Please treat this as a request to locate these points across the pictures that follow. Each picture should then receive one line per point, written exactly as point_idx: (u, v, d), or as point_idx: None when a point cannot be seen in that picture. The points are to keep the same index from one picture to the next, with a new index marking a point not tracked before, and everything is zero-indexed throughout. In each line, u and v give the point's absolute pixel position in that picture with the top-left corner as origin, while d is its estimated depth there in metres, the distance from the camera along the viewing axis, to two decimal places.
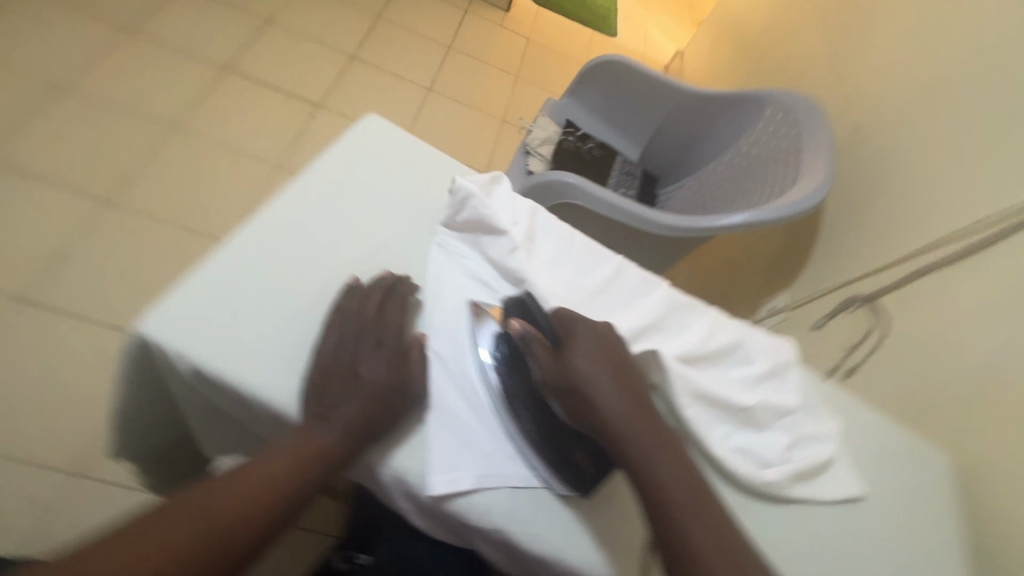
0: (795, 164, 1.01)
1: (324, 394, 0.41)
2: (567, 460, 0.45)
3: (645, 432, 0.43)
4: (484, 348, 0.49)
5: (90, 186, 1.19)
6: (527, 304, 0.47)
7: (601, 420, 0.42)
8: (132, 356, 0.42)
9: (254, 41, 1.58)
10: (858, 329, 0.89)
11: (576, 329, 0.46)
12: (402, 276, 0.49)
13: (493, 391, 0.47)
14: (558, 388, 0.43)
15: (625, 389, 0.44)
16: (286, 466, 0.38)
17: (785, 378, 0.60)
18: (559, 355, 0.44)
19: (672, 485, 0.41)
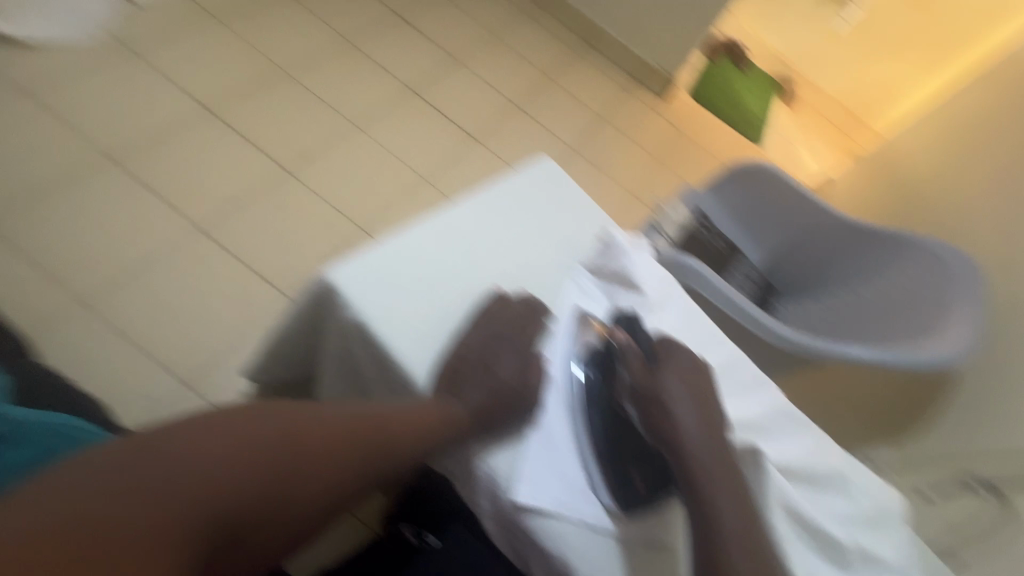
0: (936, 321, 0.96)
1: (460, 377, 0.49)
2: (625, 474, 0.47)
3: (713, 461, 0.46)
4: (576, 353, 0.52)
5: (278, 155, 1.40)
6: (633, 325, 0.53)
7: (675, 436, 0.47)
8: (313, 293, 0.50)
9: (438, 70, 1.79)
10: (968, 515, 0.81)
11: (674, 354, 0.50)
12: (535, 301, 0.53)
13: (576, 393, 0.50)
14: (644, 399, 0.48)
15: (704, 418, 0.48)
16: (414, 427, 0.46)
17: (884, 528, 0.56)
18: (654, 370, 0.49)
19: (727, 515, 0.44)
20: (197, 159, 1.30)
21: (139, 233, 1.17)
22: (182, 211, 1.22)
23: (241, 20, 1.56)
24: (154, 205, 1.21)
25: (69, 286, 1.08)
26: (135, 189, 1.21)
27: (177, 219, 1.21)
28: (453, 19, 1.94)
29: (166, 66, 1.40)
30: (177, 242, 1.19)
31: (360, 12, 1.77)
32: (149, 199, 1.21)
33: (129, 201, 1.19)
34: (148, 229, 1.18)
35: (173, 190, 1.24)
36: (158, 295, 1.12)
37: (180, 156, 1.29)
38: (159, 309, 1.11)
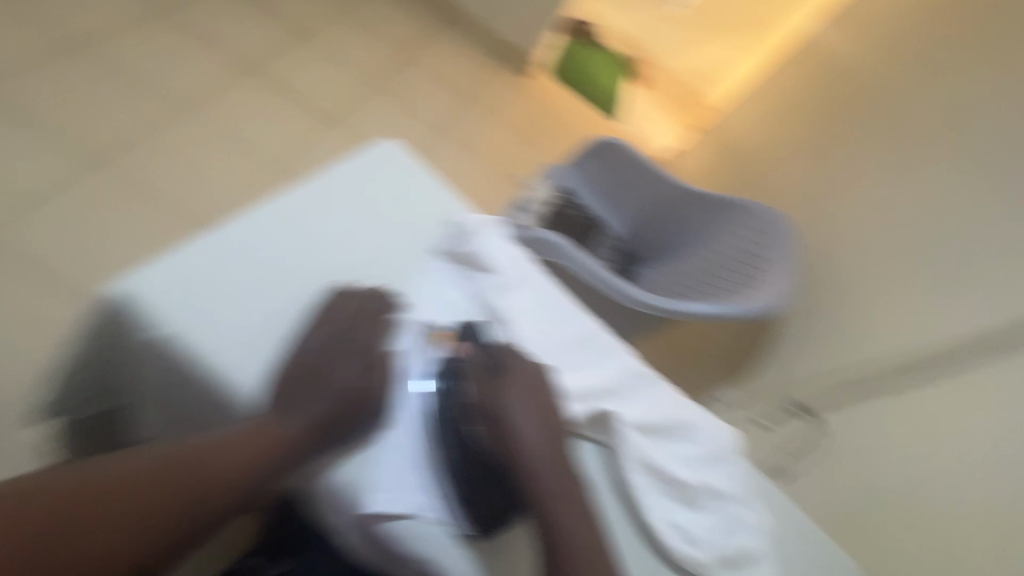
0: (762, 274, 1.11)
1: (298, 384, 0.43)
2: (475, 496, 0.46)
3: (554, 473, 0.46)
4: (422, 369, 0.49)
5: (86, 143, 1.17)
6: (477, 334, 0.50)
7: (517, 454, 0.45)
8: (104, 307, 0.43)
9: (287, 39, 1.60)
10: (797, 437, 0.94)
11: (519, 362, 0.48)
12: (381, 291, 0.49)
13: (422, 412, 0.47)
14: (486, 416, 0.45)
15: (548, 430, 0.47)
16: (231, 459, 0.39)
17: (726, 464, 0.62)
18: (496, 383, 0.46)
19: (568, 528, 0.44)
20: None
21: None
22: None
23: None
24: None
25: None
26: None
27: None
28: None
29: None
30: None
31: None
32: None
33: None
34: None
35: None
36: None
37: None
38: None
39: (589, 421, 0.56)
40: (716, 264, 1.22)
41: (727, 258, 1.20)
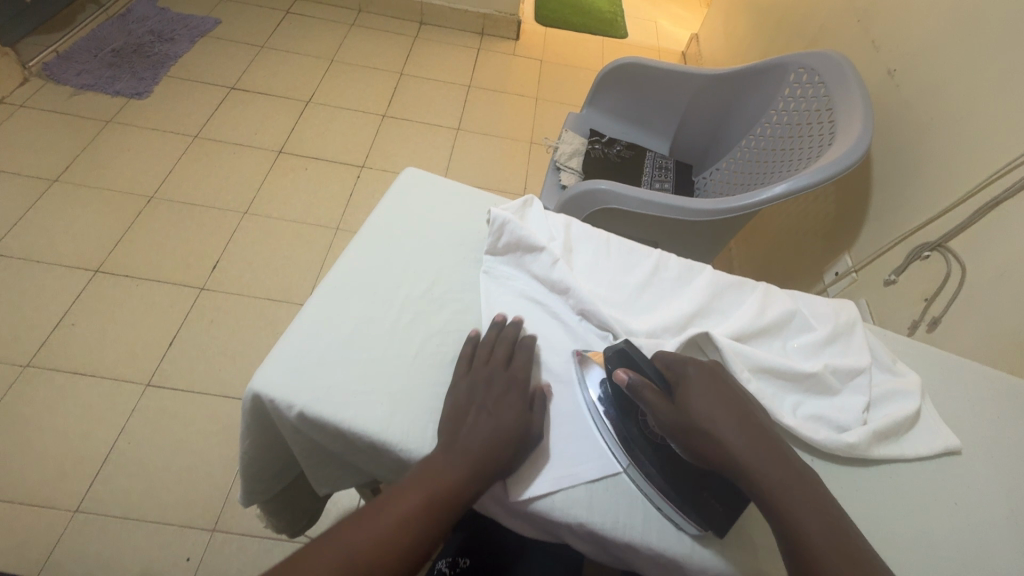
0: (830, 124, 0.99)
1: (451, 432, 0.46)
2: (703, 506, 0.45)
3: (779, 474, 0.41)
4: (599, 398, 0.51)
5: (188, 277, 1.36)
6: (629, 354, 0.49)
7: (730, 466, 0.42)
8: (250, 411, 0.50)
9: (298, 122, 1.76)
10: (932, 278, 0.85)
11: (687, 371, 0.47)
12: (517, 322, 0.54)
13: (613, 436, 0.49)
14: (678, 436, 0.45)
15: (749, 430, 0.43)
16: (410, 514, 0.41)
17: (850, 338, 0.59)
18: (673, 400, 0.45)
19: (817, 536, 0.39)
20: (113, 321, 1.26)
21: (93, 417, 1.13)
22: (124, 376, 1.19)
23: (89, 171, 1.51)
24: (93, 383, 1.17)
25: (48, 501, 1.03)
26: (67, 378, 1.17)
27: (122, 384, 1.18)
28: (289, 69, 1.90)
29: (37, 249, 1.34)
30: (134, 407, 1.15)
31: (198, 107, 1.73)
32: (85, 381, 1.17)
33: (67, 393, 1.15)
34: (100, 408, 1.14)
35: (105, 360, 1.20)
36: (141, 464, 1.09)
37: (95, 326, 1.25)
38: (149, 476, 1.08)
39: (687, 347, 0.56)
40: (774, 138, 1.13)
41: (784, 125, 1.11)
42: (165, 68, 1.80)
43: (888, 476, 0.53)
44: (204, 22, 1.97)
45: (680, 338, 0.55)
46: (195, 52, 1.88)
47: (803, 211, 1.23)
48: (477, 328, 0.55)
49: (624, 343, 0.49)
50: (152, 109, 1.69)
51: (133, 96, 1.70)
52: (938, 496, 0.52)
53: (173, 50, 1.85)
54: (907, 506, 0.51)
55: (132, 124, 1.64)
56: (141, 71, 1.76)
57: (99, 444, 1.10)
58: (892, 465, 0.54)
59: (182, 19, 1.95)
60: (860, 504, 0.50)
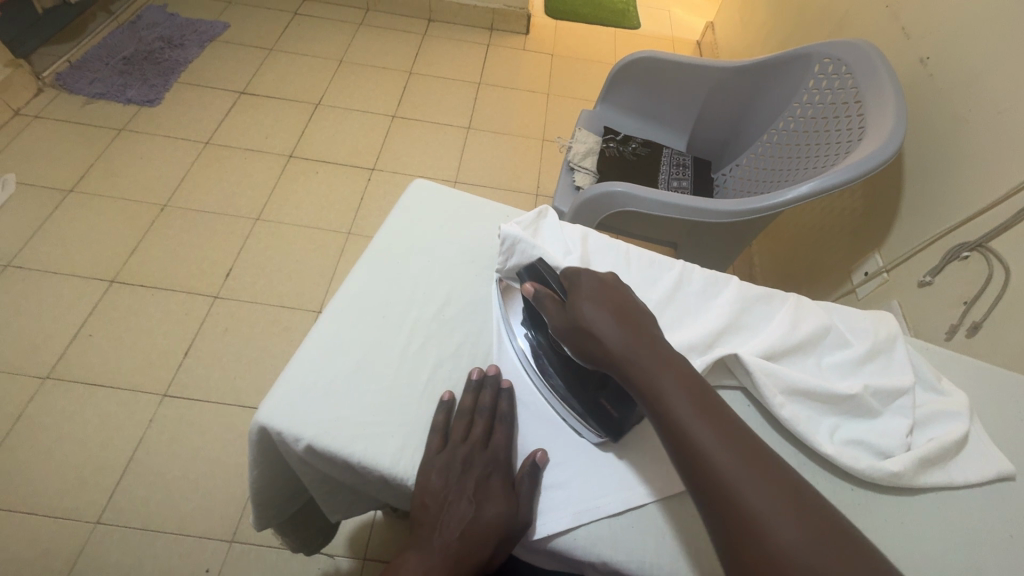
0: (859, 117, 0.94)
1: (430, 530, 0.42)
2: (596, 407, 0.48)
3: (652, 361, 0.42)
4: (515, 324, 0.54)
5: (202, 285, 1.36)
6: (538, 269, 0.52)
7: (608, 358, 0.44)
8: (257, 443, 0.48)
9: (308, 125, 1.74)
10: (973, 280, 0.81)
11: (579, 279, 0.49)
12: (495, 381, 0.50)
13: (526, 358, 0.52)
14: (567, 336, 0.46)
15: (631, 326, 0.44)
16: None
17: (890, 354, 0.55)
18: (565, 304, 0.47)
19: (683, 410, 0.39)
20: (129, 331, 1.26)
21: (112, 428, 1.13)
22: (141, 387, 1.19)
23: (103, 181, 1.51)
24: (111, 394, 1.17)
25: (69, 513, 1.03)
26: (85, 389, 1.17)
27: (139, 395, 1.18)
28: (298, 71, 1.89)
29: (54, 260, 1.35)
30: (151, 418, 1.15)
31: (209, 112, 1.73)
32: (103, 392, 1.18)
33: (86, 404, 1.16)
34: (118, 419, 1.15)
35: (123, 371, 1.21)
36: (160, 474, 1.09)
37: (112, 337, 1.25)
38: (168, 486, 1.08)
39: (714, 367, 0.53)
40: (798, 132, 1.08)
41: (809, 119, 1.06)
42: (176, 75, 1.80)
43: (936, 504, 0.49)
44: (212, 26, 1.96)
45: (707, 358, 0.51)
46: (204, 57, 1.87)
47: (829, 207, 1.18)
48: (449, 392, 0.50)
49: (537, 262, 0.53)
50: (163, 116, 1.69)
51: (144, 104, 1.70)
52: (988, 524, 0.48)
53: (183, 56, 1.85)
54: (958, 539, 0.47)
55: (145, 132, 1.64)
56: (151, 78, 1.76)
57: (118, 455, 1.10)
58: (940, 492, 0.50)
59: (191, 24, 1.95)
60: (904, 536, 0.47)
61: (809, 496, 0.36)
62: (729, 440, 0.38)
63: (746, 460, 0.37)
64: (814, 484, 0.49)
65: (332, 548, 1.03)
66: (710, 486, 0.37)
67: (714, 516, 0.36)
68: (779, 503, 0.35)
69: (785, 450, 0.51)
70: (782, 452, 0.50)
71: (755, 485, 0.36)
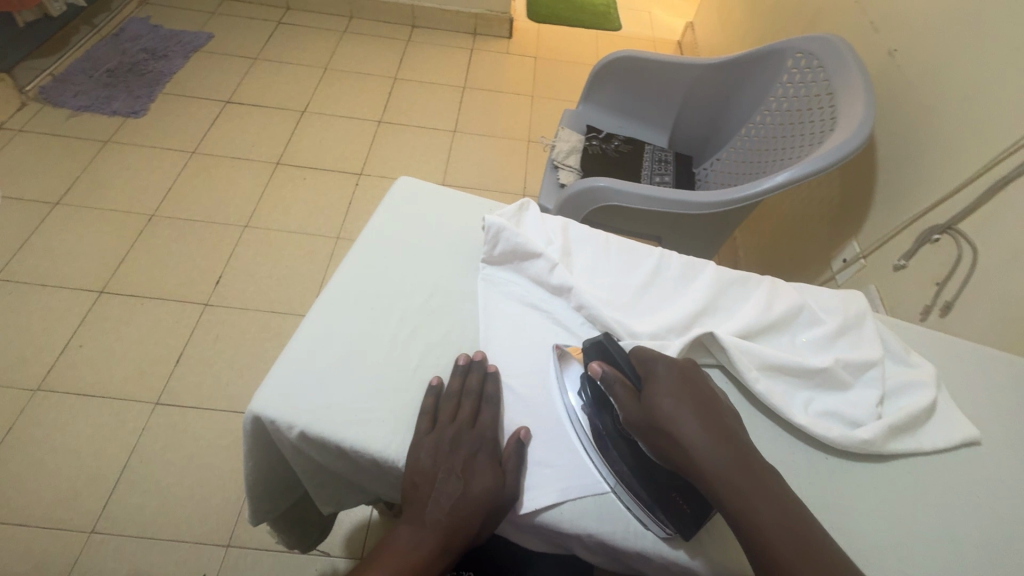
0: (831, 108, 0.97)
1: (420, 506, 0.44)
2: (666, 500, 0.44)
3: (738, 468, 0.41)
4: (571, 394, 0.50)
5: (192, 293, 1.37)
6: (607, 346, 0.49)
7: (692, 461, 0.42)
8: (250, 433, 0.49)
9: (295, 133, 1.75)
10: (944, 262, 0.83)
11: (657, 368, 0.47)
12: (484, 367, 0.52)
13: (583, 432, 0.48)
14: (644, 430, 0.44)
15: (715, 427, 0.43)
16: None
17: (860, 330, 0.57)
18: (642, 395, 0.46)
19: (775, 531, 0.38)
20: (120, 340, 1.27)
21: (105, 437, 1.13)
22: (133, 396, 1.19)
23: (89, 192, 1.52)
24: (103, 404, 1.17)
25: (63, 523, 1.03)
26: (77, 399, 1.17)
27: (132, 404, 1.18)
28: (283, 79, 1.90)
29: (42, 272, 1.35)
30: (144, 426, 1.15)
31: (195, 122, 1.73)
32: (95, 402, 1.18)
33: (78, 414, 1.16)
34: (111, 428, 1.15)
35: (114, 380, 1.21)
36: (155, 481, 1.09)
37: (102, 347, 1.25)
38: (162, 493, 1.08)
39: (693, 347, 0.55)
40: (774, 125, 1.11)
41: (784, 112, 1.09)
42: (161, 86, 1.80)
43: (907, 471, 0.51)
44: (196, 37, 1.97)
45: (685, 338, 0.53)
46: (189, 67, 1.88)
47: (807, 198, 1.21)
48: (438, 376, 0.51)
49: (602, 338, 0.51)
50: (149, 127, 1.70)
51: (129, 115, 1.71)
52: (957, 488, 0.51)
53: (167, 67, 1.85)
54: (929, 505, 0.49)
55: (131, 143, 1.65)
56: (136, 89, 1.77)
57: (111, 464, 1.10)
58: (909, 459, 0.52)
59: (175, 35, 1.95)
60: (877, 502, 0.49)
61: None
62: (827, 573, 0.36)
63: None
64: (791, 457, 0.51)
65: (327, 550, 1.04)
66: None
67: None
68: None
69: (763, 425, 0.52)
70: (760, 427, 0.52)
71: None
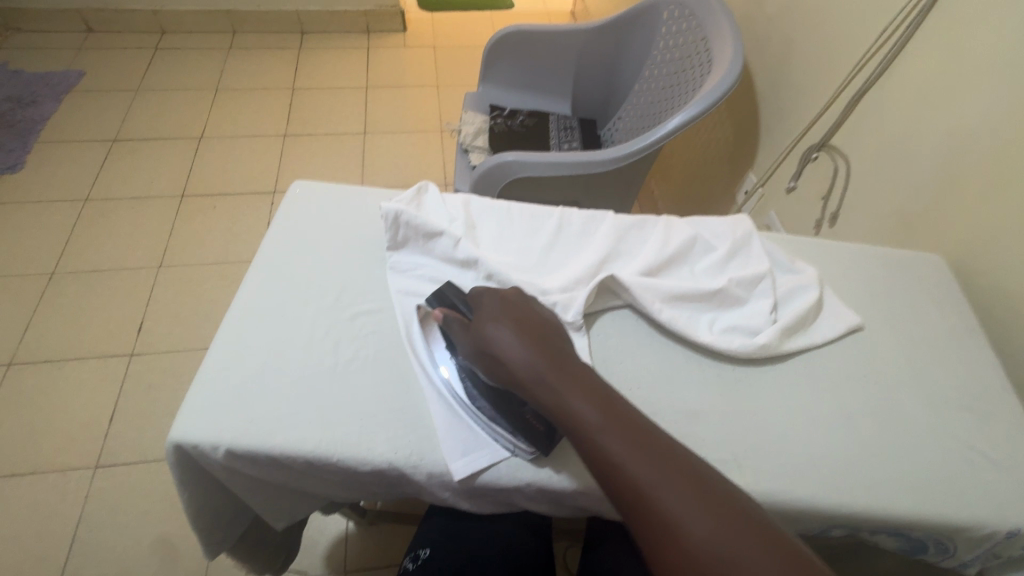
0: (707, 52, 1.03)
1: None
2: (523, 423, 0.48)
3: (549, 369, 0.45)
4: (437, 351, 0.52)
5: (114, 346, 1.29)
6: (446, 293, 0.54)
7: (513, 374, 0.46)
8: (176, 465, 0.48)
9: (196, 161, 1.67)
10: (825, 176, 0.91)
11: (483, 301, 0.50)
12: None
13: (449, 384, 0.50)
14: (477, 358, 0.48)
15: (532, 339, 0.47)
16: None
17: (749, 249, 0.62)
18: (470, 326, 0.50)
19: (586, 413, 0.42)
20: (41, 411, 1.18)
21: (45, 515, 1.06)
22: (68, 465, 1.12)
23: None
24: (35, 480, 1.10)
25: None
26: (4, 482, 1.09)
27: (68, 474, 1.11)
28: (172, 107, 1.80)
29: None
30: (87, 493, 1.09)
31: (81, 167, 1.62)
32: (26, 480, 1.10)
33: (9, 497, 1.07)
34: (50, 503, 1.07)
35: (43, 454, 1.13)
36: (111, 547, 1.04)
37: (22, 422, 1.16)
38: (121, 557, 1.03)
39: (600, 293, 0.58)
40: (661, 77, 1.16)
41: (668, 62, 1.14)
42: (35, 134, 1.67)
43: (804, 364, 0.57)
44: (66, 77, 1.82)
45: (590, 284, 0.56)
46: (64, 110, 1.74)
47: (706, 141, 1.28)
48: None
49: (447, 285, 0.55)
50: (30, 181, 1.57)
51: (4, 171, 1.57)
52: (849, 370, 0.57)
53: (39, 114, 1.71)
54: (827, 391, 0.55)
55: (13, 202, 1.52)
56: (7, 143, 1.63)
57: (58, 540, 1.04)
58: (806, 355, 0.58)
59: (41, 78, 1.80)
60: (782, 398, 0.54)
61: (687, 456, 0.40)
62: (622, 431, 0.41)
63: (648, 448, 0.40)
64: (703, 374, 0.55)
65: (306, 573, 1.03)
66: (618, 482, 0.40)
67: (612, 492, 0.40)
68: (661, 469, 0.39)
69: (675, 352, 0.56)
70: (674, 354, 0.56)
71: (660, 478, 0.39)
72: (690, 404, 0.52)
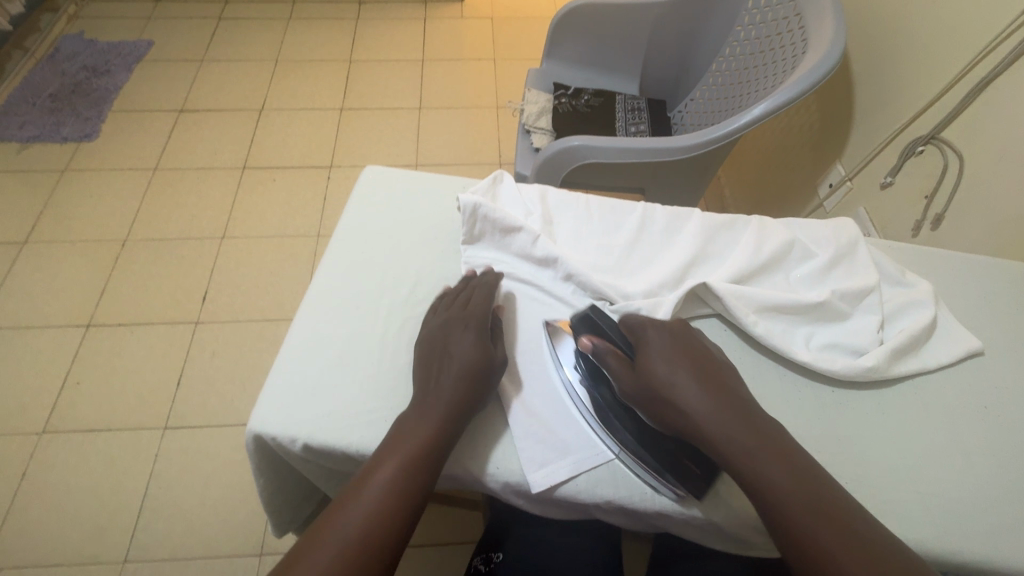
0: (801, 31, 0.94)
1: None
2: (673, 466, 0.44)
3: (736, 426, 0.41)
4: (569, 368, 0.50)
5: (181, 313, 1.34)
6: (594, 318, 0.49)
7: (694, 426, 0.42)
8: (253, 453, 0.48)
9: (256, 133, 1.69)
10: (930, 172, 0.82)
11: (648, 335, 0.47)
12: None
13: (582, 402, 0.48)
14: (644, 399, 0.45)
15: (711, 389, 0.43)
16: None
17: (853, 258, 0.56)
18: (636, 362, 0.46)
19: (785, 484, 0.38)
20: (116, 372, 1.25)
21: (121, 469, 1.13)
22: (141, 424, 1.18)
23: (57, 227, 1.47)
24: (111, 437, 1.17)
25: (95, 557, 1.04)
26: (85, 437, 1.16)
27: (140, 432, 1.17)
28: (234, 78, 1.82)
29: (25, 315, 1.32)
30: (157, 452, 1.15)
31: (151, 137, 1.67)
32: (103, 436, 1.17)
33: (89, 450, 1.15)
34: (124, 459, 1.14)
35: (119, 412, 1.20)
36: (178, 504, 1.10)
37: (99, 381, 1.23)
38: (188, 514, 1.09)
39: (687, 300, 0.54)
40: (744, 57, 1.08)
41: (753, 41, 1.05)
42: (109, 104, 1.72)
43: (911, 390, 0.52)
44: (136, 46, 1.87)
45: (678, 291, 0.52)
46: (135, 80, 1.80)
47: (786, 127, 1.19)
48: None
49: (590, 310, 0.50)
50: (105, 149, 1.63)
51: (82, 139, 1.64)
52: (964, 401, 0.51)
53: (112, 83, 1.77)
54: (937, 421, 0.50)
55: (89, 169, 1.59)
56: (84, 111, 1.69)
57: (132, 494, 1.11)
58: (913, 379, 0.52)
59: (113, 47, 1.86)
60: (885, 427, 0.49)
61: (906, 551, 0.36)
62: (827, 506, 0.37)
63: (861, 534, 0.36)
64: (797, 395, 0.51)
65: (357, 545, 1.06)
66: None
67: None
68: (873, 553, 0.35)
69: (767, 369, 0.52)
70: (766, 372, 0.52)
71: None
72: (783, 427, 0.49)
